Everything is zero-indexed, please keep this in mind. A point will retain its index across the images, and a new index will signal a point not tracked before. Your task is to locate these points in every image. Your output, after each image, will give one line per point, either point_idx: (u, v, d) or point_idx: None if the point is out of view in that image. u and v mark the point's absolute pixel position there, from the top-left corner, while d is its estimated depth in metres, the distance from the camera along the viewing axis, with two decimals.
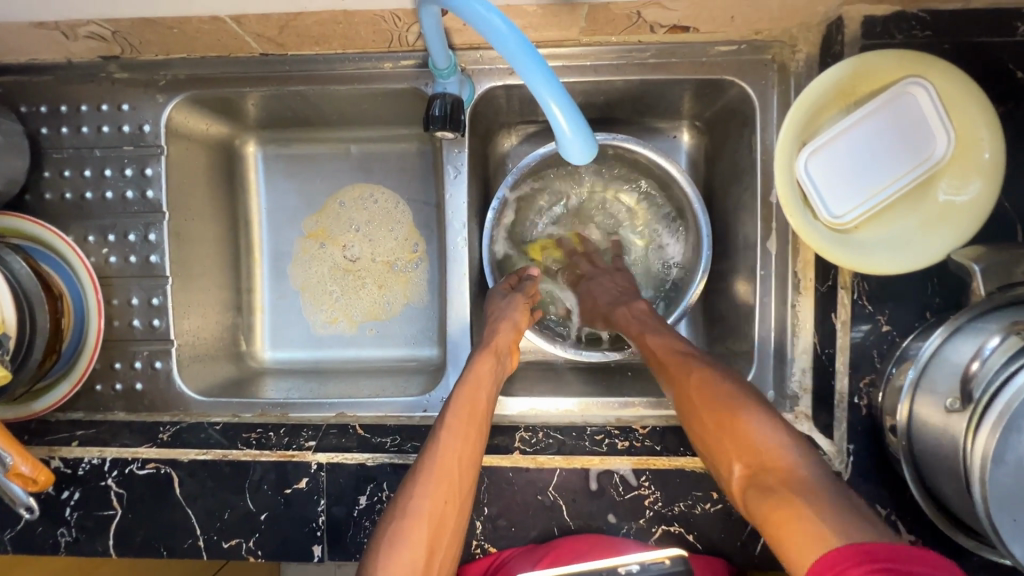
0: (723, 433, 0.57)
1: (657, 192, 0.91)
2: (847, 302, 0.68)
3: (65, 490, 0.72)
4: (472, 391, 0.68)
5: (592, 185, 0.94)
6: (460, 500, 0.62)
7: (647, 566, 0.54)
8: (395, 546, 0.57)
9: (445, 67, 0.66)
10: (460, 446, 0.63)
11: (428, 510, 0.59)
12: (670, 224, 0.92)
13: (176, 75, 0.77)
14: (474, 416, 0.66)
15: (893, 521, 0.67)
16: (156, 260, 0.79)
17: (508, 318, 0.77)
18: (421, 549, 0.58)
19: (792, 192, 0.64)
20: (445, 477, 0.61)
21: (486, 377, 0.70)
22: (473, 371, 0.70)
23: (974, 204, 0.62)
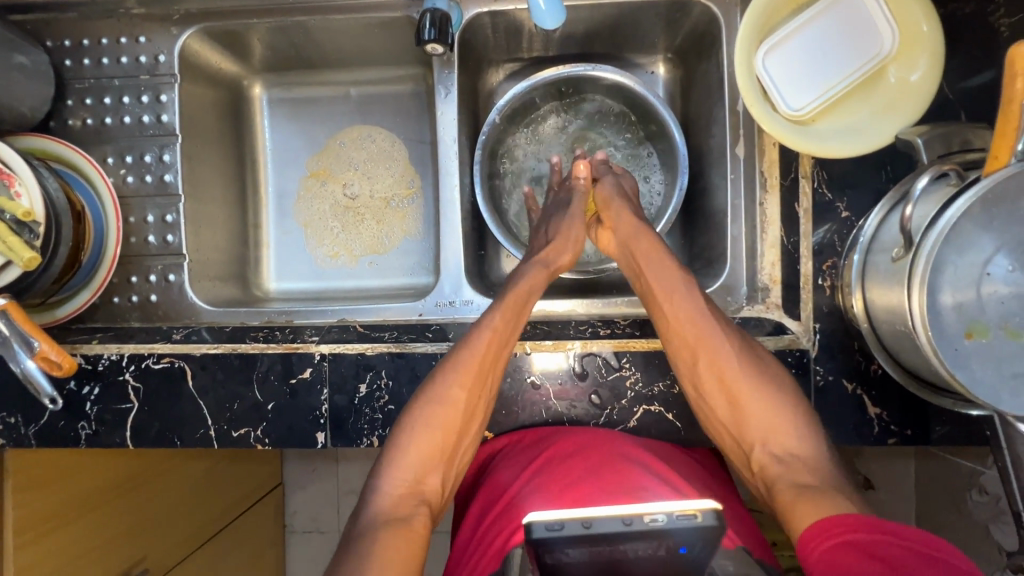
0: (746, 404, 0.67)
1: (629, 117, 0.98)
2: (808, 191, 0.74)
3: (86, 385, 0.77)
4: (519, 296, 0.72)
5: (570, 115, 0.99)
6: (488, 392, 0.70)
7: (676, 519, 0.50)
8: (428, 426, 0.66)
9: None
10: (495, 344, 0.69)
11: (460, 398, 0.67)
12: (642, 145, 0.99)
13: (188, 9, 0.84)
14: (515, 322, 0.71)
15: (858, 394, 0.72)
16: (170, 179, 0.85)
17: (568, 241, 0.80)
18: (450, 431, 0.67)
19: (752, 87, 0.70)
20: (479, 374, 0.68)
21: (530, 287, 0.74)
22: (526, 279, 0.75)
23: (919, 89, 0.68)
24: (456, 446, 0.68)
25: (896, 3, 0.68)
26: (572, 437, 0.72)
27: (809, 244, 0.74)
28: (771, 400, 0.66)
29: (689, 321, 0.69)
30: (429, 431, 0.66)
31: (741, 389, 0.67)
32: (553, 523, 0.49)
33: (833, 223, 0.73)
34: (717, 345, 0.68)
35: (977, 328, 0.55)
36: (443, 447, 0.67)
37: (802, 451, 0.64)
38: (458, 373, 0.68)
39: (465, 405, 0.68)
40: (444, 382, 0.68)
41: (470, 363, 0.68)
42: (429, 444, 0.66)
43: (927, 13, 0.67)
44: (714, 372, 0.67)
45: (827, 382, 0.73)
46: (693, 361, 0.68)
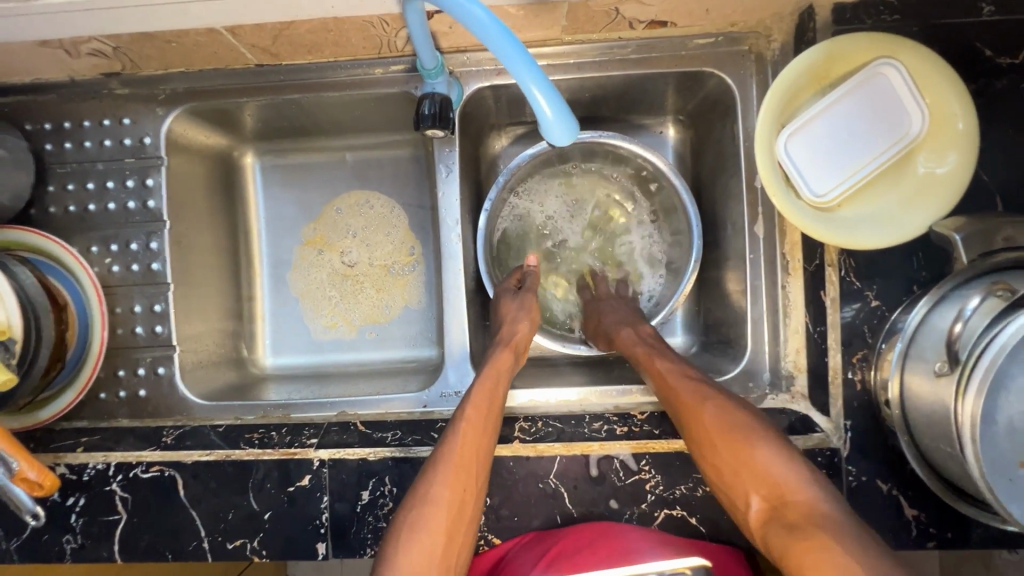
0: (723, 455, 0.60)
1: (638, 183, 0.94)
2: (836, 280, 0.68)
3: (71, 496, 0.72)
4: (491, 382, 0.70)
5: (575, 180, 0.96)
6: (477, 487, 0.64)
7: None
8: (414, 532, 0.60)
9: (433, 67, 0.68)
10: (474, 434, 0.65)
11: (446, 497, 0.62)
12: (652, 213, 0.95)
13: (175, 89, 0.79)
14: (490, 409, 0.68)
15: (895, 495, 0.68)
16: (158, 267, 0.81)
17: (523, 317, 0.78)
18: (440, 535, 0.60)
19: (774, 173, 0.66)
20: (462, 466, 0.64)
21: (503, 369, 0.73)
22: (491, 365, 0.72)
23: (952, 177, 0.64)
24: (449, 553, 0.61)
25: (925, 85, 0.64)
26: (581, 533, 0.68)
27: (838, 336, 0.69)
28: (754, 449, 0.59)
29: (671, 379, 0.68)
30: (416, 537, 0.60)
31: (710, 435, 0.62)
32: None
33: (863, 310, 0.68)
34: (694, 392, 0.65)
35: None
36: (434, 553, 0.60)
37: (799, 498, 0.55)
38: (439, 469, 0.64)
39: (453, 504, 0.62)
40: (429, 483, 0.63)
41: (452, 454, 0.64)
42: (419, 551, 0.59)
43: (959, 97, 0.63)
44: (691, 420, 0.64)
45: (860, 484, 0.68)
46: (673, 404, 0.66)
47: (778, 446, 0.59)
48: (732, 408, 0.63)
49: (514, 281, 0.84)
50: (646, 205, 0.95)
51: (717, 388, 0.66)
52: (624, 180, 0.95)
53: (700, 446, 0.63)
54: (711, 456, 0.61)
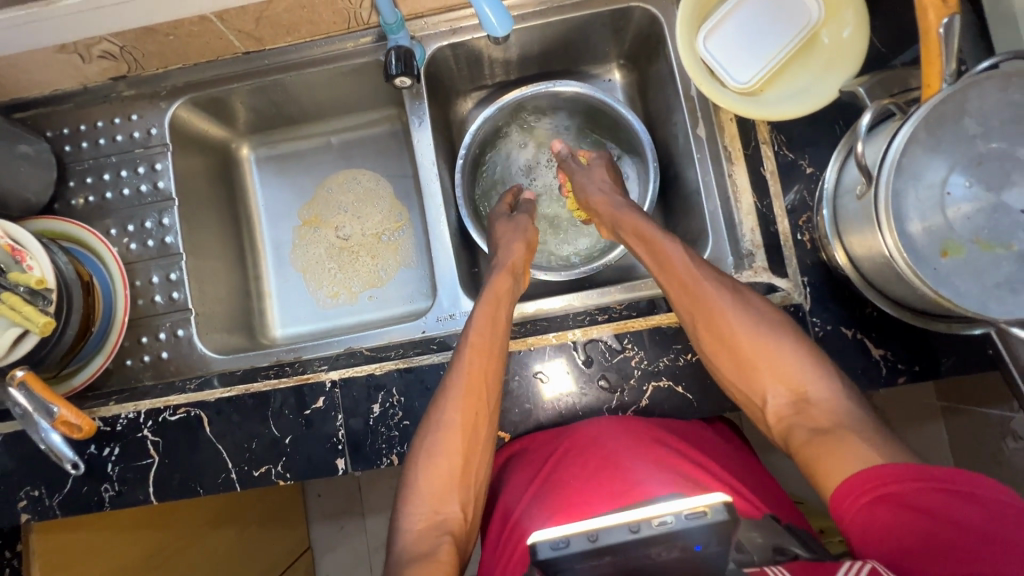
0: (747, 356, 0.70)
1: (584, 120, 1.04)
2: (771, 155, 0.77)
3: (106, 446, 0.78)
4: (491, 312, 0.76)
5: (527, 130, 1.05)
6: (488, 410, 0.72)
7: (684, 519, 0.51)
8: (433, 456, 0.70)
9: (393, 22, 0.79)
10: (482, 362, 0.72)
11: (459, 422, 0.70)
12: (603, 142, 1.05)
13: (175, 84, 0.91)
14: (496, 334, 0.74)
15: (860, 338, 0.73)
16: (171, 240, 0.90)
17: (518, 242, 0.85)
18: (456, 455, 0.70)
19: (699, 68, 0.76)
20: (471, 392, 0.71)
21: (504, 295, 0.79)
22: (490, 291, 0.78)
23: (851, 46, 0.73)
24: (468, 470, 0.70)
25: None
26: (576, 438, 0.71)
27: (782, 205, 0.77)
28: (774, 347, 0.69)
29: (689, 282, 0.72)
30: (435, 460, 0.70)
31: (731, 337, 0.70)
32: (556, 542, 0.51)
33: (800, 179, 0.76)
34: (713, 294, 0.71)
35: (949, 245, 0.57)
36: (452, 473, 0.70)
37: (816, 395, 0.67)
38: (449, 398, 0.71)
39: (467, 425, 0.71)
40: (443, 409, 0.71)
41: (461, 383, 0.71)
42: (440, 470, 0.69)
43: None
44: (714, 324, 0.71)
45: (826, 332, 0.74)
46: (692, 305, 0.72)
47: (786, 339, 0.69)
48: (742, 316, 0.70)
49: (508, 203, 0.96)
50: (597, 137, 1.05)
51: (731, 284, 0.73)
52: (572, 121, 1.05)
53: (716, 350, 0.71)
54: (735, 357, 0.70)
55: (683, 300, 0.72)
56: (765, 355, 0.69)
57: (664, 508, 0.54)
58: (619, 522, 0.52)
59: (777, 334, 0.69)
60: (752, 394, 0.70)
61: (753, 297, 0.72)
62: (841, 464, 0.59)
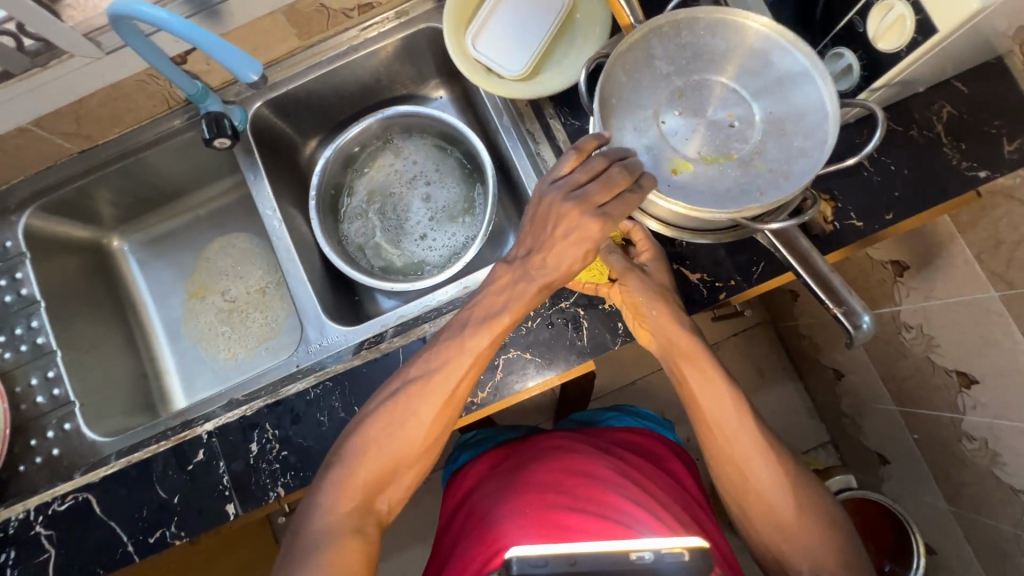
0: (739, 453, 0.75)
1: (424, 135, 1.10)
2: (561, 127, 0.85)
3: (2, 552, 0.79)
4: (451, 391, 0.72)
5: (376, 159, 1.11)
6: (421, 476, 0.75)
7: (662, 556, 0.57)
8: (359, 462, 0.70)
9: (197, 91, 0.86)
10: (429, 431, 0.72)
11: (406, 436, 0.72)
12: (448, 150, 1.10)
13: (22, 196, 0.96)
14: (449, 403, 0.73)
15: (674, 267, 0.80)
16: (43, 340, 0.93)
17: (519, 297, 0.71)
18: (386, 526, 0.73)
19: (475, 69, 0.84)
20: (397, 461, 0.71)
21: (463, 348, 0.72)
22: (462, 351, 0.72)
23: (598, 20, 0.83)
24: (394, 480, 0.72)
25: None
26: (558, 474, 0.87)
27: None
28: (785, 482, 0.75)
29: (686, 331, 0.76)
30: (353, 468, 0.70)
31: (735, 419, 0.76)
32: (535, 561, 0.56)
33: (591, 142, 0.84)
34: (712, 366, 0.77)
35: (680, 165, 0.64)
36: (378, 478, 0.71)
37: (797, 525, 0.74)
38: (402, 470, 0.72)
39: (409, 439, 0.72)
40: (394, 422, 0.71)
41: (404, 451, 0.72)
42: (362, 476, 0.70)
43: None
44: (721, 409, 0.76)
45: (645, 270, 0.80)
46: (695, 365, 0.76)
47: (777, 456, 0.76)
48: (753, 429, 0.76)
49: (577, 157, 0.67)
50: (441, 147, 1.10)
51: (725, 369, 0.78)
52: (414, 139, 1.10)
53: (696, 408, 0.77)
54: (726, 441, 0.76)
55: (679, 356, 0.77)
56: (760, 465, 0.75)
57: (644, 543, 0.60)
58: (602, 550, 0.57)
59: (773, 474, 0.75)
60: (730, 478, 0.76)
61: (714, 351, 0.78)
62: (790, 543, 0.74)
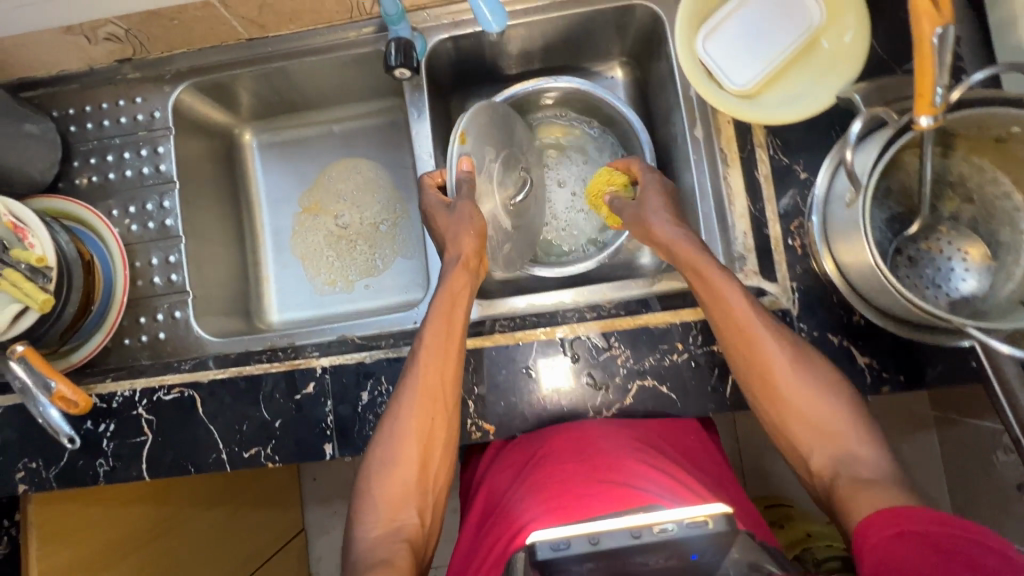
0: (771, 376, 0.69)
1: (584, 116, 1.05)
2: (767, 159, 0.78)
3: (101, 423, 0.80)
4: (448, 308, 0.76)
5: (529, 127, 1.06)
6: (447, 406, 0.73)
7: (685, 528, 0.52)
8: (388, 467, 0.72)
9: (394, 13, 0.79)
10: (438, 364, 0.73)
11: (414, 427, 0.72)
12: (603, 137, 1.06)
13: (178, 68, 0.91)
14: (450, 327, 0.76)
15: (845, 345, 0.73)
16: (171, 223, 0.91)
17: (465, 232, 0.78)
18: (415, 452, 0.72)
19: (697, 70, 0.75)
20: (431, 393, 0.72)
21: (460, 289, 0.78)
22: (448, 286, 0.77)
23: (853, 49, 0.73)
24: (427, 470, 0.73)
25: None
26: (563, 441, 0.72)
27: (775, 208, 0.77)
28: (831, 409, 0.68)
29: (722, 295, 0.70)
30: (391, 469, 0.71)
31: (772, 376, 0.69)
32: (557, 543, 0.52)
33: (795, 184, 0.76)
34: (757, 324, 0.69)
35: None
36: (409, 478, 0.71)
37: (863, 454, 0.65)
38: (410, 399, 0.72)
39: (423, 432, 0.72)
40: (401, 408, 0.73)
41: (421, 388, 0.72)
42: (397, 481, 0.71)
43: None
44: (762, 366, 0.69)
45: (812, 338, 0.74)
46: (724, 318, 0.70)
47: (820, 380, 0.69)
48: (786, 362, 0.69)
49: (434, 181, 0.86)
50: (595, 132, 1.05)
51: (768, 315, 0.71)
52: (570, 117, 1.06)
53: (733, 350, 0.71)
54: (766, 388, 0.69)
55: (724, 322, 0.70)
56: (794, 388, 0.68)
57: (664, 515, 0.55)
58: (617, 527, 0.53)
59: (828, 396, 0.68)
60: (786, 421, 0.69)
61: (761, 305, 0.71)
62: (870, 505, 0.58)
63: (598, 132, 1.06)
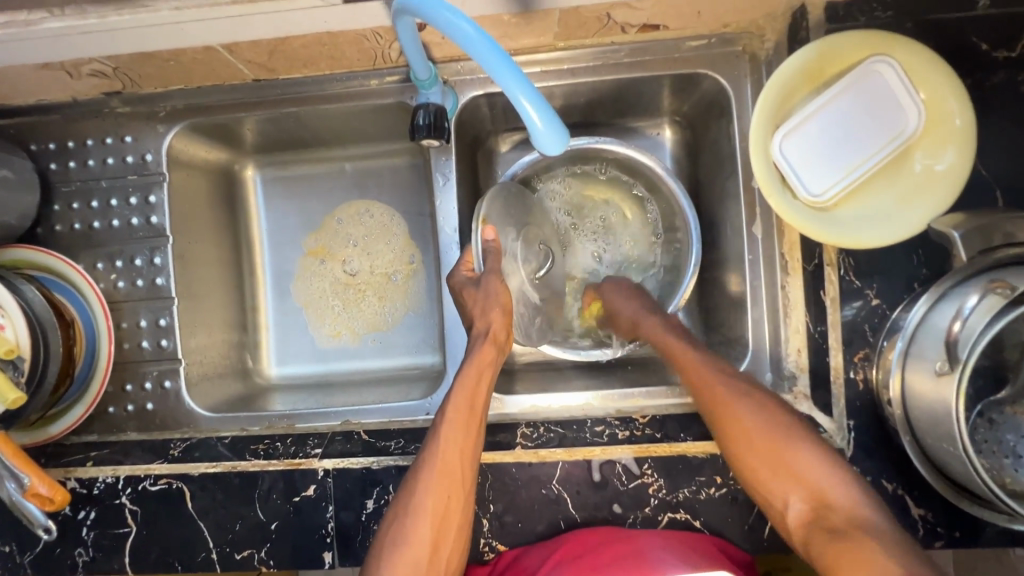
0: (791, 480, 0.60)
1: (624, 175, 0.90)
2: (835, 279, 0.68)
3: (81, 509, 0.74)
4: (473, 382, 0.68)
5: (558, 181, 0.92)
6: (463, 490, 0.65)
7: None
8: (393, 550, 0.62)
9: (427, 77, 0.69)
10: (458, 439, 0.66)
11: (427, 504, 0.64)
12: (644, 201, 0.91)
13: (175, 105, 0.81)
14: (475, 401, 0.68)
15: (900, 496, 0.66)
16: (162, 281, 0.82)
17: (495, 305, 0.70)
18: (423, 542, 0.63)
19: (768, 174, 0.66)
20: (447, 471, 0.64)
21: (488, 365, 0.70)
22: (473, 359, 0.69)
23: (951, 170, 0.63)
24: (436, 558, 0.63)
25: (918, 80, 0.64)
26: (588, 536, 0.67)
27: (837, 335, 0.69)
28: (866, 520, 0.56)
29: (748, 411, 0.64)
30: (397, 558, 0.62)
31: (816, 493, 0.59)
32: None
33: (864, 309, 0.68)
34: (787, 442, 0.61)
35: None
36: (417, 564, 0.62)
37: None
38: (425, 478, 0.65)
39: (436, 517, 0.64)
40: (415, 485, 0.65)
41: (437, 464, 0.64)
42: (402, 568, 0.61)
43: (956, 92, 0.62)
44: (799, 480, 0.60)
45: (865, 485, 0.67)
46: (744, 445, 0.63)
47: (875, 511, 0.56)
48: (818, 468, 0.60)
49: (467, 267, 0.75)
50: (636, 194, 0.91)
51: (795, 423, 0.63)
52: (609, 174, 0.91)
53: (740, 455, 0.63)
54: (806, 511, 0.58)
55: (749, 452, 0.63)
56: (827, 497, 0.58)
57: None
58: None
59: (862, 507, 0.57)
60: (820, 542, 0.56)
61: (786, 411, 0.64)
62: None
63: (647, 204, 0.91)
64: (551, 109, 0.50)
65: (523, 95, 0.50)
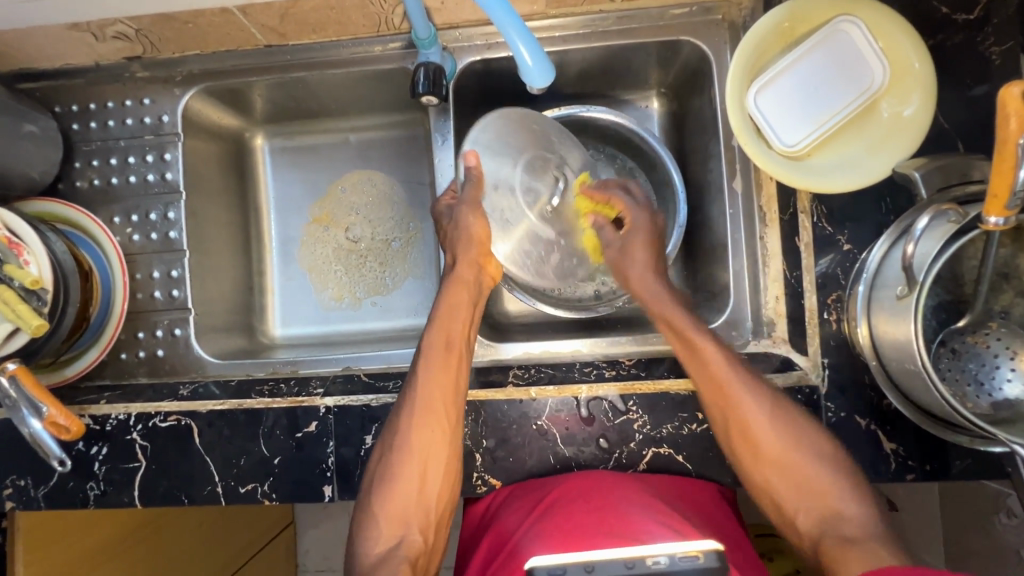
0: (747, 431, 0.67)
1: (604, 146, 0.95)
2: (809, 225, 0.73)
3: (94, 445, 0.78)
4: (450, 322, 0.74)
5: None
6: (449, 426, 0.70)
7: (677, 561, 0.54)
8: (386, 481, 0.68)
9: (426, 37, 0.75)
10: (439, 377, 0.71)
11: (414, 444, 0.69)
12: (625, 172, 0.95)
13: (190, 70, 0.87)
14: (453, 345, 0.73)
15: (873, 430, 0.70)
16: (175, 235, 0.87)
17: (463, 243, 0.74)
18: (413, 475, 0.68)
19: (746, 126, 0.70)
20: (431, 409, 0.69)
21: (462, 300, 0.75)
22: (450, 299, 0.75)
23: (916, 118, 0.68)
24: (424, 489, 0.69)
25: (882, 37, 0.69)
26: (574, 483, 0.70)
27: (813, 277, 0.72)
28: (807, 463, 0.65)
29: (722, 377, 0.67)
30: (391, 487, 0.68)
31: (761, 441, 0.66)
32: (553, 569, 0.54)
33: (836, 256, 0.72)
34: (743, 391, 0.67)
35: None
36: (408, 495, 0.68)
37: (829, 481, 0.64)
38: (408, 418, 0.70)
39: (422, 451, 0.69)
40: (399, 425, 0.70)
41: (421, 401, 0.70)
42: (394, 500, 0.68)
43: (914, 44, 0.67)
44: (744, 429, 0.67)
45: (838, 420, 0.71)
46: (727, 414, 0.67)
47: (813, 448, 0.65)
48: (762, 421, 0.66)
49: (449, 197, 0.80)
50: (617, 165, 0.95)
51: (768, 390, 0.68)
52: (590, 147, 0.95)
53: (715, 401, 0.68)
54: (776, 457, 0.66)
55: (715, 402, 0.68)
56: (805, 462, 0.65)
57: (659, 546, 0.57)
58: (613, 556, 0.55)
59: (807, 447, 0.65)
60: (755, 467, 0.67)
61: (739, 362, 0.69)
62: None
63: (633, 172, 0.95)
64: (540, 49, 0.58)
65: (518, 36, 0.57)
